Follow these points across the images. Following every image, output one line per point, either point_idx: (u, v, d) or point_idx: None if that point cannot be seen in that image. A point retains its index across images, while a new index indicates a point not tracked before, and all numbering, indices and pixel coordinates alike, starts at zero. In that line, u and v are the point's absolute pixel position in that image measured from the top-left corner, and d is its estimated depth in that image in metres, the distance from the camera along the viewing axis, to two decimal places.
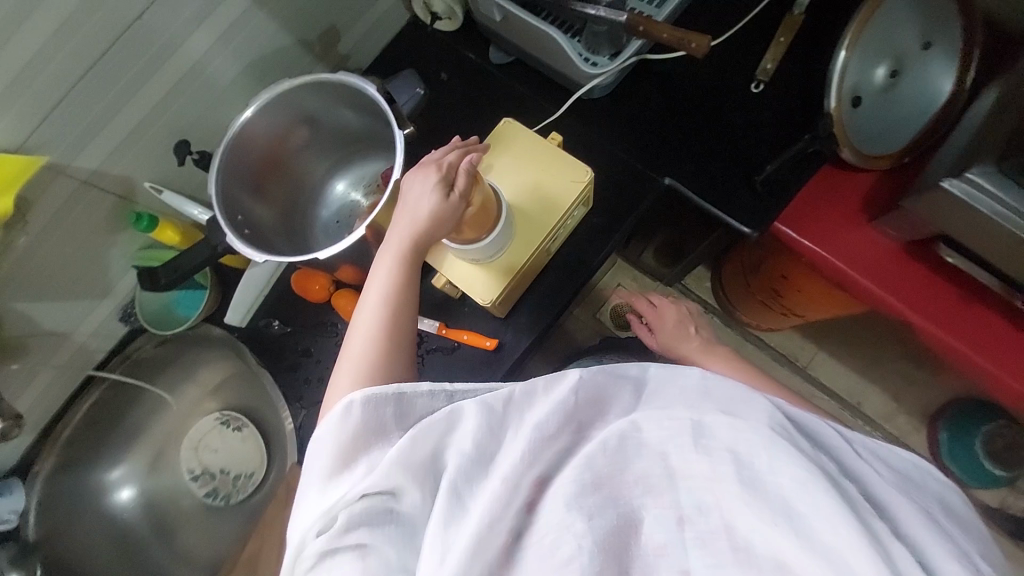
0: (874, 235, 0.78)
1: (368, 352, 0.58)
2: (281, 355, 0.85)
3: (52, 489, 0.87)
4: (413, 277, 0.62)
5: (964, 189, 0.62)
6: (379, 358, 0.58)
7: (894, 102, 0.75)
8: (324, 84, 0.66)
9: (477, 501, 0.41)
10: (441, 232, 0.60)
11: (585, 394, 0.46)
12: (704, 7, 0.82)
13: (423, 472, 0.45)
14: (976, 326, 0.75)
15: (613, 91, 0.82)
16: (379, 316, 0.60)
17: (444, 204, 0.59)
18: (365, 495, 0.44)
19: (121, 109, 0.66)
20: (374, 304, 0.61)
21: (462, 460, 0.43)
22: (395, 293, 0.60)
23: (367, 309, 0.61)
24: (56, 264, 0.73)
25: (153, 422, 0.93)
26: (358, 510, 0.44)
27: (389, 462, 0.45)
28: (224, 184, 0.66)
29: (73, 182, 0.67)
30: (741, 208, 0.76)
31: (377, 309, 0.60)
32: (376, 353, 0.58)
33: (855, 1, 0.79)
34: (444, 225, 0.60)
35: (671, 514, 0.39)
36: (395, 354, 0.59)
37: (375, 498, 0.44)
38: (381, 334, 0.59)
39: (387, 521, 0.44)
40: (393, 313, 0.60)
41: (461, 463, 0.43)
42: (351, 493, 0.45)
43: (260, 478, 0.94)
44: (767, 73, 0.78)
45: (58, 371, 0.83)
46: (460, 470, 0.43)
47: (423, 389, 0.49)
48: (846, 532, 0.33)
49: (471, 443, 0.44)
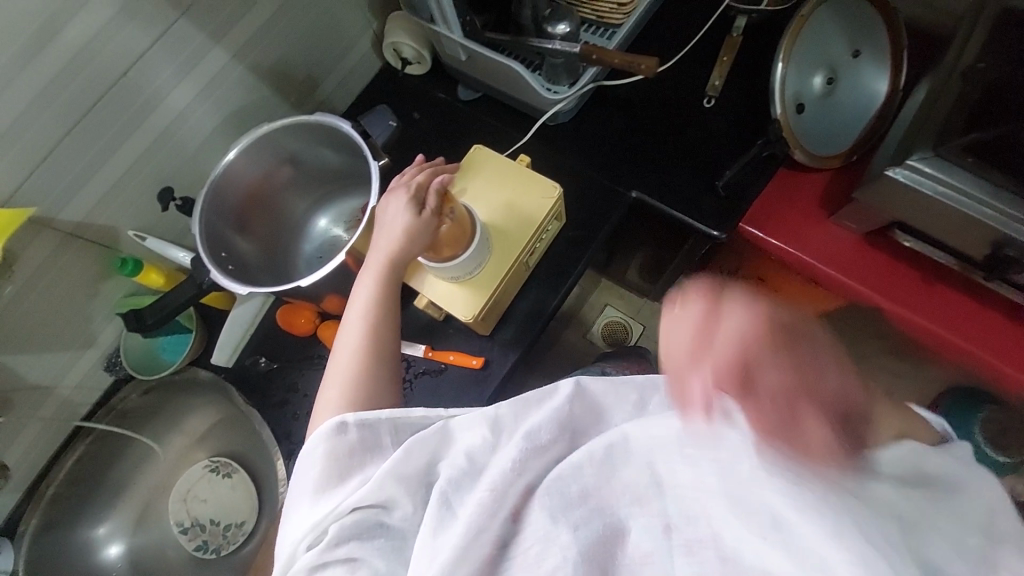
0: (835, 229, 0.82)
1: (350, 372, 0.59)
2: (269, 391, 0.84)
3: (36, 550, 0.83)
4: (393, 298, 0.64)
5: (908, 176, 0.66)
6: (363, 376, 0.59)
7: (835, 106, 0.81)
8: (301, 125, 0.70)
9: (466, 509, 0.43)
10: (415, 247, 0.63)
11: (579, 403, 0.51)
12: (651, 36, 0.89)
13: (416, 484, 0.47)
14: (942, 305, 0.77)
15: (575, 116, 0.88)
16: (361, 338, 0.61)
17: (418, 221, 0.62)
18: (358, 507, 0.47)
19: (106, 160, 0.69)
20: (356, 327, 0.62)
21: (452, 472, 0.46)
22: (375, 313, 0.62)
23: (348, 333, 0.62)
24: (41, 314, 0.74)
25: (138, 476, 0.90)
26: (349, 522, 0.47)
27: (383, 475, 0.47)
28: (208, 224, 0.69)
29: (60, 233, 0.70)
30: (706, 213, 0.80)
31: (358, 330, 0.62)
32: (358, 373, 0.59)
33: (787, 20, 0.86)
34: (419, 240, 0.63)
35: (659, 524, 0.38)
36: (377, 375, 0.59)
37: (366, 511, 0.47)
38: (362, 356, 0.60)
39: (377, 534, 0.46)
40: (375, 332, 0.61)
41: (450, 475, 0.46)
42: (342, 506, 0.47)
43: (252, 525, 0.90)
44: (716, 89, 0.84)
45: (42, 426, 0.82)
46: (449, 483, 0.46)
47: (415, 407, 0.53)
48: (837, 546, 0.29)
49: (465, 455, 0.47)
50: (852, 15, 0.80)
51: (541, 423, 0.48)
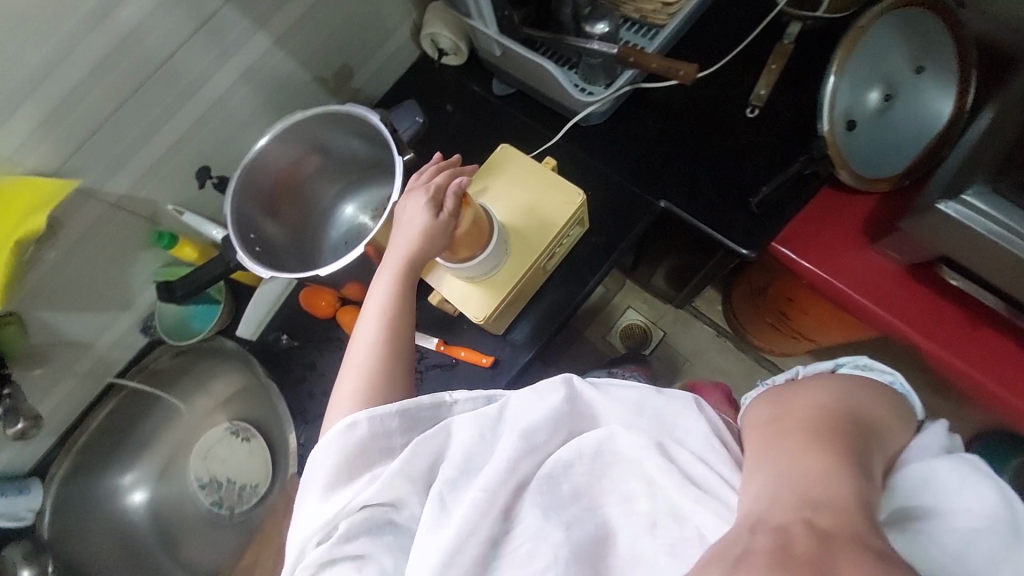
0: (875, 257, 0.77)
1: (366, 371, 0.60)
2: (288, 368, 0.88)
3: (66, 492, 0.90)
4: (409, 294, 0.64)
5: (966, 212, 0.62)
6: (378, 371, 0.60)
7: (890, 125, 0.76)
8: (333, 115, 0.72)
9: (460, 509, 0.50)
10: (434, 248, 0.63)
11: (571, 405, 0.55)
12: (698, 38, 0.85)
13: (422, 483, 0.52)
14: (983, 350, 0.72)
15: (610, 118, 0.85)
16: (377, 336, 0.62)
17: (437, 223, 0.62)
18: (367, 505, 0.51)
19: (148, 138, 0.72)
20: (372, 324, 0.63)
21: (450, 472, 0.52)
22: (393, 308, 0.63)
23: (365, 330, 0.63)
24: (83, 278, 0.79)
25: (165, 430, 0.97)
26: (360, 520, 0.50)
27: (393, 476, 0.51)
28: (240, 206, 0.71)
29: (103, 204, 0.74)
30: (738, 230, 0.77)
31: (375, 329, 0.62)
32: (374, 372, 0.60)
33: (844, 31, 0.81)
34: (437, 241, 0.63)
35: (643, 524, 0.50)
36: (392, 375, 0.60)
37: (377, 509, 0.51)
38: (379, 355, 0.61)
39: (386, 531, 0.51)
40: (391, 327, 0.62)
41: (450, 475, 0.52)
42: (351, 504, 0.51)
43: (264, 490, 0.97)
44: (761, 98, 0.80)
45: (79, 380, 0.88)
46: (448, 482, 0.51)
47: (424, 402, 0.55)
48: None
49: (463, 452, 0.53)
50: (917, 28, 0.74)
51: (537, 424, 0.54)
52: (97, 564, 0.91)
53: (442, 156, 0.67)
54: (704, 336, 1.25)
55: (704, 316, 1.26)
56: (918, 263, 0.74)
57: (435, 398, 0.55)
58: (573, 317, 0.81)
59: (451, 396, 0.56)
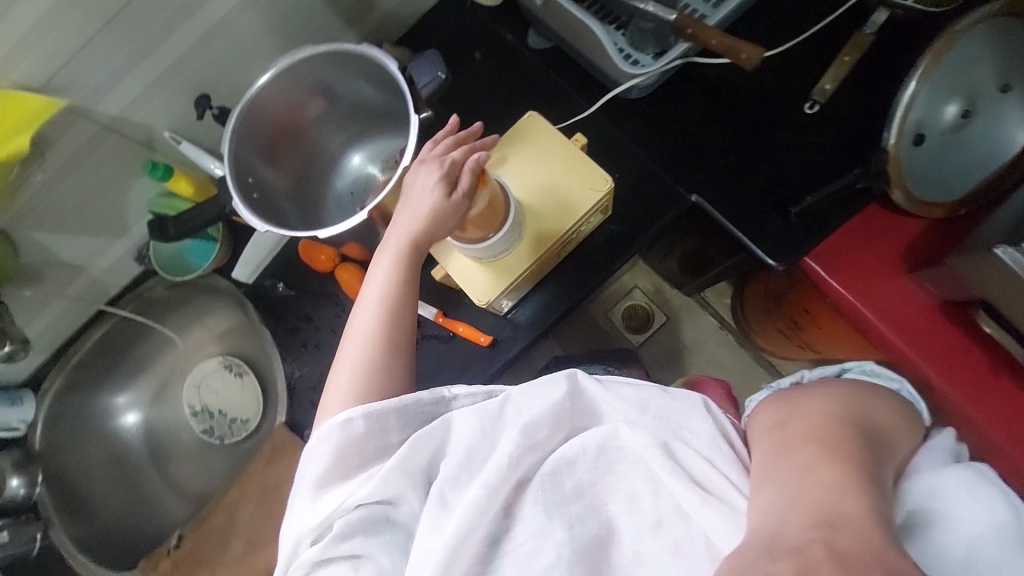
0: (911, 288, 0.72)
1: (365, 356, 0.57)
2: (282, 316, 0.85)
3: (60, 407, 0.91)
4: (412, 272, 0.60)
5: (1017, 258, 0.57)
6: (381, 351, 0.57)
7: (960, 146, 0.68)
8: (345, 55, 0.65)
9: (461, 505, 0.48)
10: (442, 230, 0.59)
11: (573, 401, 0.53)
12: (763, 12, 0.75)
13: (418, 478, 0.51)
14: (1003, 401, 0.68)
15: (651, 94, 0.77)
16: (378, 317, 0.58)
17: (447, 204, 0.58)
18: (363, 504, 0.49)
19: (142, 58, 0.67)
20: (371, 304, 0.59)
21: (451, 468, 0.50)
22: (397, 291, 0.59)
23: (364, 309, 0.59)
24: (74, 200, 0.76)
25: (158, 358, 0.97)
26: (356, 519, 0.49)
27: (390, 472, 0.50)
28: (238, 146, 0.66)
29: (94, 126, 0.70)
30: (771, 239, 0.70)
31: (375, 309, 0.59)
32: (375, 358, 0.57)
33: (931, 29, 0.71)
34: (447, 222, 0.59)
35: (647, 523, 0.48)
36: (390, 359, 0.57)
37: (375, 507, 0.50)
38: (378, 336, 0.58)
39: (384, 528, 0.50)
40: (395, 306, 0.59)
41: (450, 472, 0.50)
42: (347, 502, 0.49)
43: (255, 425, 0.95)
44: (824, 94, 0.72)
45: (71, 302, 0.86)
46: (448, 480, 0.50)
47: (424, 398, 0.53)
48: None
49: (463, 448, 0.51)
50: (1011, 39, 0.66)
51: (538, 418, 0.51)
52: (90, 480, 0.92)
53: (456, 122, 0.62)
54: (708, 329, 1.22)
55: (711, 308, 1.23)
56: (955, 300, 0.69)
57: (433, 394, 0.53)
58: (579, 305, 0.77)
59: (450, 390, 0.54)
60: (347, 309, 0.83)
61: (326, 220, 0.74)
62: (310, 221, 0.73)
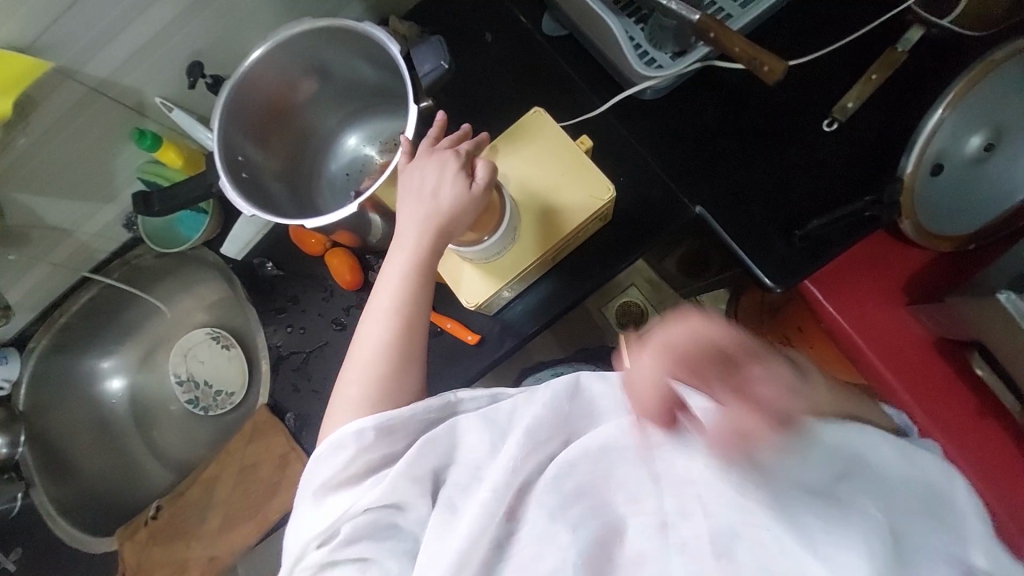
0: (909, 321, 0.70)
1: (375, 369, 0.53)
2: (269, 296, 0.84)
3: (45, 367, 0.91)
4: (427, 278, 0.56)
5: (1020, 307, 0.55)
6: (392, 353, 0.54)
7: (977, 179, 0.66)
8: (339, 31, 0.61)
9: (469, 509, 0.46)
10: (464, 220, 0.55)
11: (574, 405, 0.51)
12: (792, 18, 0.71)
13: (427, 485, 0.49)
14: (982, 446, 0.67)
15: (666, 97, 0.74)
16: (388, 328, 0.55)
17: (469, 195, 0.54)
18: (370, 508, 0.48)
19: (132, 21, 0.63)
20: (381, 314, 0.55)
21: (458, 476, 0.48)
22: (415, 287, 0.55)
23: (371, 318, 0.56)
24: (61, 163, 0.73)
25: (144, 326, 0.96)
26: (364, 523, 0.48)
27: (397, 478, 0.48)
28: (227, 123, 0.63)
29: (82, 88, 0.67)
30: (773, 260, 0.68)
31: (382, 319, 0.55)
32: (386, 373, 0.53)
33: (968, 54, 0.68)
34: (469, 214, 0.55)
35: (652, 523, 0.42)
36: (391, 370, 0.54)
37: (381, 512, 0.48)
38: (389, 351, 0.54)
39: (390, 535, 0.48)
40: (411, 304, 0.55)
41: (456, 481, 0.48)
42: (354, 507, 0.48)
43: (239, 399, 0.94)
44: (845, 112, 0.69)
45: (58, 265, 0.85)
46: (455, 487, 0.48)
47: (432, 404, 0.51)
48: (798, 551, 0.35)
49: (470, 454, 0.49)
50: None
51: (540, 422, 0.49)
52: (74, 441, 0.93)
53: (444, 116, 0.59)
54: None
55: None
56: (950, 339, 0.68)
57: (441, 399, 0.52)
58: (569, 311, 0.76)
59: (456, 394, 0.53)
60: (335, 294, 0.81)
61: (319, 202, 0.72)
62: (302, 203, 0.71)
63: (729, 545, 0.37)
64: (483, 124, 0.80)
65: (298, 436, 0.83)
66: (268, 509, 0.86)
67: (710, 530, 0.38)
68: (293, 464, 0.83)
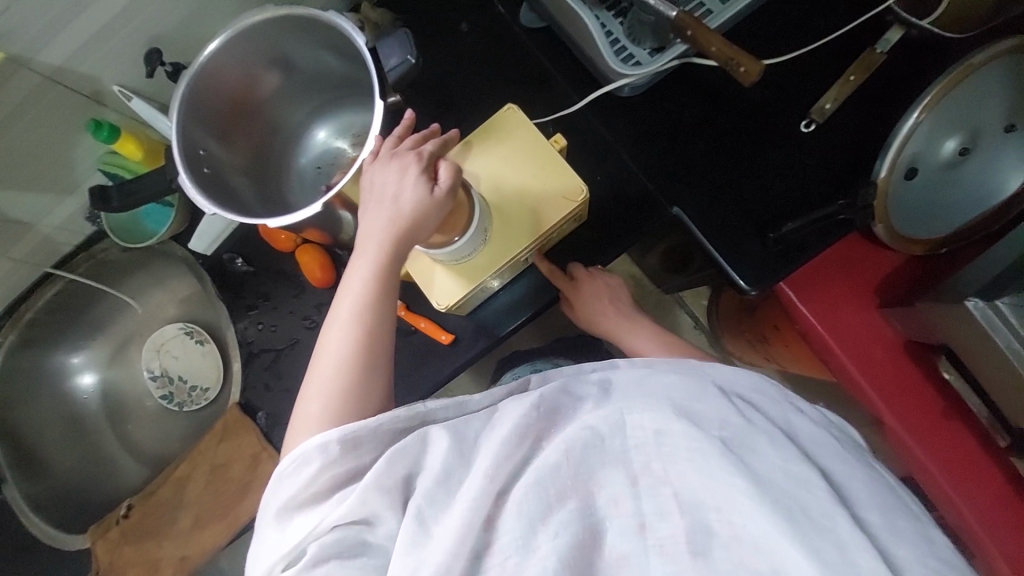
0: (880, 324, 0.70)
1: (337, 381, 0.53)
2: (240, 292, 0.83)
3: (12, 362, 0.89)
4: (392, 279, 0.55)
5: (989, 314, 0.56)
6: (356, 360, 0.53)
7: (952, 183, 0.65)
8: (302, 20, 0.59)
9: (443, 523, 0.42)
10: (424, 230, 0.54)
11: (545, 409, 0.48)
12: (770, 16, 0.71)
13: (398, 495, 0.45)
14: (948, 448, 0.68)
15: (644, 93, 0.72)
16: (352, 339, 0.54)
17: (430, 200, 0.53)
18: (338, 525, 0.44)
19: (85, 7, 0.60)
20: (345, 323, 0.54)
21: (428, 485, 0.44)
22: (377, 289, 0.55)
23: (336, 328, 0.55)
24: (14, 155, 0.70)
25: (113, 321, 0.94)
26: (332, 542, 0.44)
27: (366, 490, 0.44)
28: (186, 117, 0.61)
29: (36, 77, 0.64)
30: (748, 263, 0.68)
31: (347, 329, 0.54)
32: (348, 384, 0.52)
33: (947, 58, 0.68)
34: (430, 218, 0.54)
35: (631, 524, 0.41)
36: (356, 375, 0.53)
37: (350, 528, 0.44)
38: (353, 359, 0.53)
39: (360, 552, 0.44)
40: (373, 308, 0.54)
41: (427, 488, 0.44)
42: (321, 524, 0.45)
43: (215, 395, 0.91)
44: (823, 114, 0.68)
45: (20, 259, 0.83)
46: (426, 496, 0.44)
47: (399, 414, 0.48)
48: (767, 524, 0.37)
49: (440, 461, 0.45)
50: None
51: (511, 430, 0.46)
52: (44, 438, 0.91)
53: (414, 115, 0.57)
54: (682, 327, 1.21)
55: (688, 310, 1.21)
56: (919, 342, 0.69)
57: (409, 408, 0.48)
58: (543, 311, 0.76)
59: (424, 403, 0.49)
60: (306, 292, 0.80)
61: (288, 198, 0.70)
62: (269, 198, 0.68)
63: (705, 544, 0.38)
64: (459, 118, 0.78)
65: (270, 435, 0.82)
66: (241, 507, 0.87)
67: (687, 530, 0.39)
68: (265, 463, 0.82)
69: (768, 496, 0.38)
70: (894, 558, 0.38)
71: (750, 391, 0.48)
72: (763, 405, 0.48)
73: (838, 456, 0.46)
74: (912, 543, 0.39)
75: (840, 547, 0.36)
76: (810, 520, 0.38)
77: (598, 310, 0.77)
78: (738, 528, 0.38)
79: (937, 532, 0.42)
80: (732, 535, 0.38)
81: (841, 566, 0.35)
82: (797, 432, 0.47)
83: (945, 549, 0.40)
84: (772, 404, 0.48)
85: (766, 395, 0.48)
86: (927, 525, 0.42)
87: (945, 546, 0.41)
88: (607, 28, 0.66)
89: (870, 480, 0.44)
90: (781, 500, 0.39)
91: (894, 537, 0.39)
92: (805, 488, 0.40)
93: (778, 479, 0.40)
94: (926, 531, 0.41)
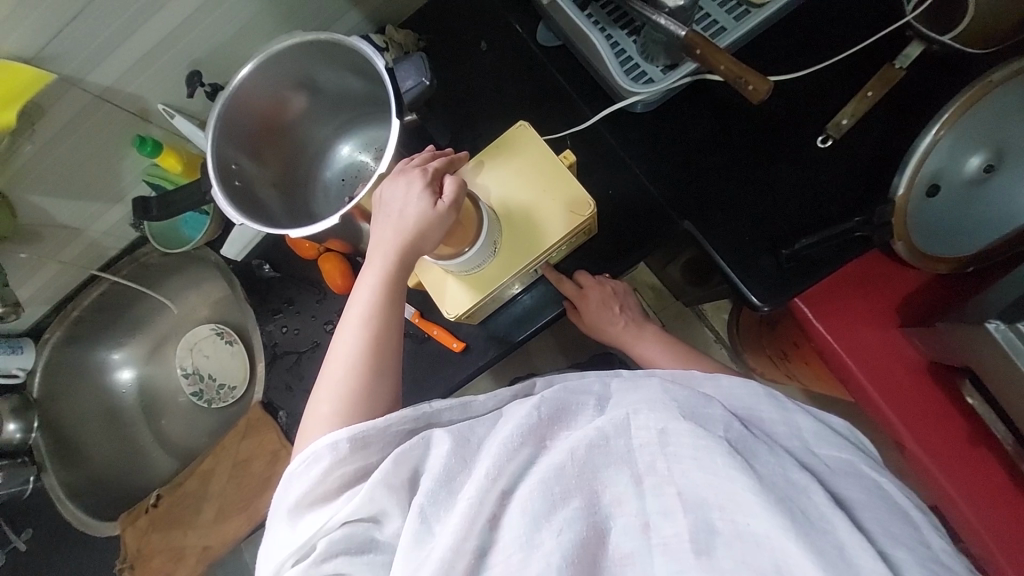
0: (900, 343, 0.68)
1: (346, 385, 0.55)
2: (266, 296, 0.87)
3: (59, 357, 0.95)
4: (397, 287, 0.58)
5: (1010, 337, 0.53)
6: (365, 364, 0.56)
7: (977, 201, 0.63)
8: (327, 44, 0.63)
9: (445, 522, 0.43)
10: (428, 241, 0.57)
11: (548, 411, 0.48)
12: (788, 34, 0.71)
13: (404, 493, 0.46)
14: (971, 473, 0.65)
15: (657, 109, 0.72)
16: (360, 345, 0.56)
17: (434, 214, 0.56)
18: (347, 523, 0.46)
19: (132, 33, 0.65)
20: (353, 330, 0.57)
21: (429, 483, 0.45)
22: (385, 296, 0.57)
23: (347, 333, 0.57)
24: (67, 167, 0.77)
25: (152, 320, 1.00)
26: (338, 539, 0.46)
27: (374, 487, 0.46)
28: (220, 135, 0.65)
29: (87, 95, 0.70)
30: (759, 279, 0.67)
31: (357, 335, 0.57)
32: (354, 389, 0.55)
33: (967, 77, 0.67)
34: (434, 233, 0.56)
35: (635, 523, 0.42)
36: (367, 380, 0.55)
37: (357, 526, 0.47)
38: (361, 363, 0.56)
39: (368, 549, 0.47)
40: (380, 315, 0.57)
41: (428, 488, 0.45)
42: (330, 522, 0.47)
43: (241, 393, 0.96)
44: (839, 129, 0.68)
45: (69, 260, 0.90)
46: (427, 495, 0.45)
47: (405, 415, 0.49)
48: (770, 527, 0.37)
49: (441, 463, 0.46)
50: None
51: (511, 434, 0.46)
52: (83, 429, 0.98)
53: (436, 147, 0.62)
54: (700, 340, 1.18)
55: (708, 322, 1.19)
56: (941, 362, 0.66)
57: (415, 408, 0.49)
58: (555, 320, 0.77)
59: (429, 404, 0.50)
60: (327, 298, 0.84)
61: (314, 209, 0.74)
62: (297, 210, 0.73)
63: (708, 542, 0.39)
64: (475, 132, 0.81)
65: (288, 434, 0.86)
66: (259, 502, 0.91)
67: (690, 529, 0.40)
68: (284, 460, 0.87)
69: (773, 495, 0.39)
70: (893, 559, 0.39)
71: (745, 404, 0.49)
72: (757, 420, 0.48)
73: (845, 466, 0.46)
74: (913, 548, 0.40)
75: (840, 547, 0.37)
76: (809, 521, 0.38)
77: (609, 319, 0.77)
78: (742, 526, 0.38)
79: (938, 538, 0.42)
80: (737, 534, 0.38)
81: (840, 563, 0.36)
82: (800, 442, 0.47)
83: (945, 557, 0.41)
84: (770, 418, 0.48)
85: (759, 403, 0.49)
86: (927, 531, 0.42)
87: (949, 554, 0.41)
88: (619, 45, 0.67)
89: (872, 486, 0.45)
90: (785, 500, 0.39)
91: (894, 540, 0.40)
92: (801, 491, 0.40)
93: (780, 481, 0.41)
94: (922, 534, 0.42)
